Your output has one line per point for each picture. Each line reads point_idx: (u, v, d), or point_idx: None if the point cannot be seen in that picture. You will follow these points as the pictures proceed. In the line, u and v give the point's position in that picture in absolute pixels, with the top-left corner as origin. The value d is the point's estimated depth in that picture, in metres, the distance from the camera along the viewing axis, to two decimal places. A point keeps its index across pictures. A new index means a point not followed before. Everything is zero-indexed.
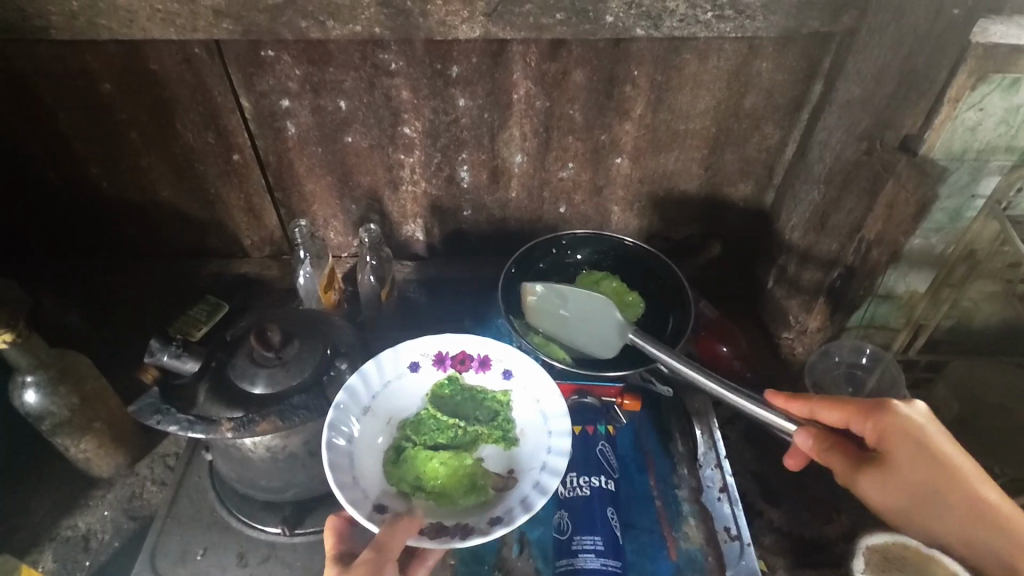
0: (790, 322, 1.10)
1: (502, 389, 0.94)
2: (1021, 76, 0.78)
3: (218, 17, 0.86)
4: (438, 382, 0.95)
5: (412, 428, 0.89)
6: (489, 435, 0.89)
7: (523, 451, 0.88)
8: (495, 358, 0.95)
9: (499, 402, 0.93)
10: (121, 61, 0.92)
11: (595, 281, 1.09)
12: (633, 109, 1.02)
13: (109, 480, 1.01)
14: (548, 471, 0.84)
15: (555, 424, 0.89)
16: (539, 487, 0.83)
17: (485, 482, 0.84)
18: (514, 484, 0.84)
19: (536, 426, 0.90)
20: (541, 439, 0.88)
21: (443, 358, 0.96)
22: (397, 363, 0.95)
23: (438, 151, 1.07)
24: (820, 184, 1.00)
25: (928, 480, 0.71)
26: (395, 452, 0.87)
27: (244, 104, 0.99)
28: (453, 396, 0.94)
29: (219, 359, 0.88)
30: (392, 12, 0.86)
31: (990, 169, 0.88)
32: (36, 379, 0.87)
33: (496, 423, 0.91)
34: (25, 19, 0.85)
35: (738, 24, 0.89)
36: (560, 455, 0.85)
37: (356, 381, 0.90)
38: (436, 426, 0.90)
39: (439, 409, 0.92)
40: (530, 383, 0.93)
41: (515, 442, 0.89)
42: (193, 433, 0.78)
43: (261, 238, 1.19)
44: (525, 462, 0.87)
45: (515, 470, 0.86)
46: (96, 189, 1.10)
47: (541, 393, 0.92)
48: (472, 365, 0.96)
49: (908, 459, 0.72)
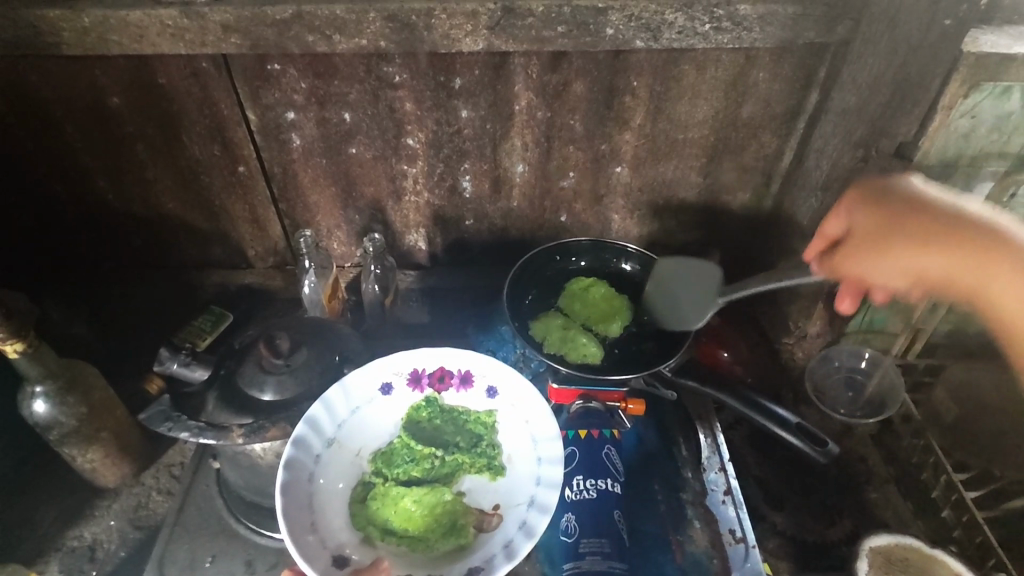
0: (789, 329, 1.14)
1: (486, 409, 0.95)
2: (1014, 83, 0.81)
3: (226, 32, 0.87)
4: (415, 404, 0.95)
5: (384, 461, 0.90)
6: (471, 464, 0.90)
7: (506, 484, 0.88)
8: (478, 374, 0.96)
9: (484, 424, 0.94)
10: (130, 75, 0.94)
11: (584, 287, 1.09)
12: (633, 120, 1.04)
13: (115, 490, 1.01)
14: (537, 508, 0.84)
15: (545, 450, 0.89)
16: (526, 527, 0.83)
17: (465, 521, 0.84)
18: (499, 523, 0.84)
19: (524, 453, 0.90)
20: (530, 466, 0.89)
21: (419, 377, 0.96)
22: (367, 386, 0.94)
23: (441, 162, 1.08)
24: (818, 192, 1.02)
25: (912, 217, 0.78)
26: (363, 490, 0.87)
27: (251, 117, 1.00)
28: (432, 420, 0.94)
29: (229, 367, 0.90)
30: (397, 26, 0.88)
31: (984, 175, 0.91)
32: (45, 390, 0.87)
33: (479, 451, 0.91)
34: (36, 35, 0.87)
35: (735, 35, 0.91)
36: (550, 487, 0.86)
37: (319, 411, 0.88)
38: (409, 458, 0.90)
39: (414, 437, 0.93)
40: (516, 403, 0.94)
41: (501, 472, 0.89)
42: (204, 439, 0.80)
43: (265, 249, 1.21)
44: (509, 497, 0.87)
45: (500, 506, 0.86)
46: (102, 201, 1.11)
47: (531, 415, 0.93)
48: (452, 383, 0.96)
49: (890, 217, 0.79)
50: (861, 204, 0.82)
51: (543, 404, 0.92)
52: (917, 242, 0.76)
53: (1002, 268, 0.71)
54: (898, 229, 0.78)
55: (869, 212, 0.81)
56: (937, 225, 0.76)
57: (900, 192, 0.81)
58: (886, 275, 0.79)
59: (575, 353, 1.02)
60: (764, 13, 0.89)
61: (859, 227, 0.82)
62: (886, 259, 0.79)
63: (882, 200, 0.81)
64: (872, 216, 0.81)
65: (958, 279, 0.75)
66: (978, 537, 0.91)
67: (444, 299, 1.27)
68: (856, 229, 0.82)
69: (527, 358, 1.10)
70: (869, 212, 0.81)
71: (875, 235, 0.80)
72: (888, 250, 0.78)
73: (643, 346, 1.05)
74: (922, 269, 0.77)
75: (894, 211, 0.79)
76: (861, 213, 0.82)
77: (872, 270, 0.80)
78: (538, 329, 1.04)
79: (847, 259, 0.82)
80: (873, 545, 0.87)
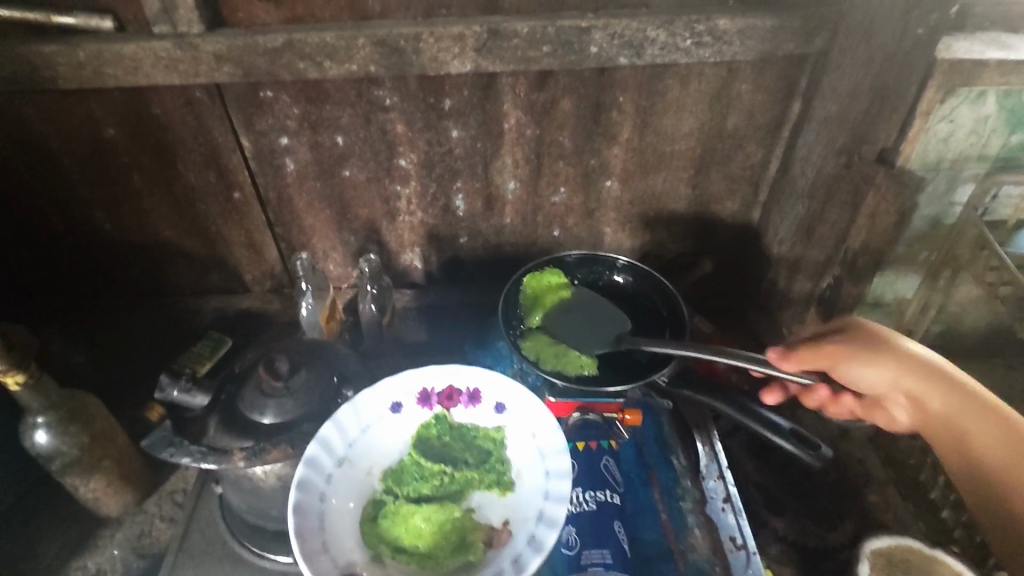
0: (784, 334, 1.15)
1: (496, 425, 0.95)
2: (987, 88, 0.83)
3: (219, 61, 0.89)
4: (424, 422, 0.96)
5: (395, 479, 0.90)
6: (480, 480, 0.90)
7: (515, 499, 0.89)
8: (486, 391, 0.97)
9: (492, 439, 0.94)
10: (126, 107, 0.96)
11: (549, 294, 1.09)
12: (621, 134, 1.06)
13: (117, 519, 1.01)
14: (545, 522, 0.84)
15: (553, 463, 0.89)
16: (534, 541, 0.83)
17: (474, 537, 0.85)
18: (508, 539, 0.84)
19: (533, 466, 0.91)
20: (539, 480, 0.89)
21: (428, 396, 0.97)
22: (377, 405, 0.95)
23: (433, 181, 1.10)
24: (805, 199, 1.04)
25: (901, 350, 0.85)
26: (373, 508, 0.88)
27: (245, 143, 1.02)
28: (441, 437, 0.95)
29: (229, 392, 0.91)
30: (386, 51, 0.90)
31: (966, 177, 0.92)
32: (46, 420, 0.88)
33: (489, 466, 0.92)
34: (33, 71, 0.89)
35: (716, 49, 0.94)
36: (558, 500, 0.86)
37: (329, 430, 0.89)
38: (419, 475, 0.91)
39: (425, 454, 0.93)
40: (526, 417, 0.94)
41: (510, 487, 0.90)
42: (206, 464, 0.81)
43: (262, 272, 1.22)
44: (519, 511, 0.87)
45: (509, 522, 0.86)
46: (100, 232, 1.12)
47: (538, 428, 0.93)
48: (461, 401, 0.97)
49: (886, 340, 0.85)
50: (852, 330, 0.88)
51: (550, 416, 0.93)
52: (905, 369, 0.84)
53: (972, 407, 0.81)
54: (888, 351, 0.85)
55: (866, 332, 0.87)
56: (926, 365, 0.84)
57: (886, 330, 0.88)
58: (870, 375, 0.85)
59: (571, 365, 1.01)
60: (743, 27, 0.91)
61: (872, 341, 0.86)
62: (877, 364, 0.84)
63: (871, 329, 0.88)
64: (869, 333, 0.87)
65: (939, 406, 0.83)
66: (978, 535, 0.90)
67: (440, 316, 1.28)
68: (852, 339, 0.86)
69: (523, 373, 1.10)
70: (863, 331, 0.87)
71: (872, 346, 0.85)
72: (879, 361, 0.85)
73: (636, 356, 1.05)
74: (904, 388, 0.84)
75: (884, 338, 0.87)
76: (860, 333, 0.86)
77: (858, 371, 0.85)
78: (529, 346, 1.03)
79: (839, 353, 0.85)
80: (873, 548, 0.88)
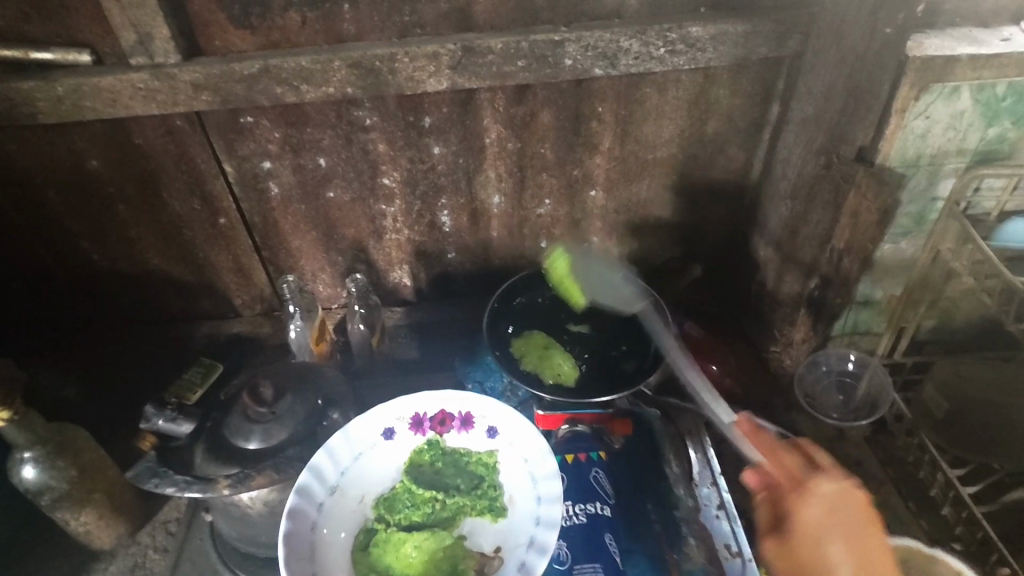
0: (776, 336, 1.15)
1: (488, 449, 0.95)
2: (961, 83, 0.83)
3: (197, 90, 0.90)
4: (417, 448, 0.95)
5: (386, 507, 0.90)
6: (472, 507, 0.90)
7: (508, 525, 0.88)
8: (478, 415, 0.96)
9: (485, 465, 0.93)
10: (107, 138, 0.96)
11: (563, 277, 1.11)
12: (602, 143, 1.06)
13: (111, 551, 1.01)
14: (535, 548, 0.83)
15: (545, 489, 0.88)
16: (524, 568, 0.82)
17: (466, 565, 0.84)
18: (499, 566, 0.84)
19: (525, 490, 0.90)
20: (530, 504, 0.88)
21: (421, 421, 0.96)
22: (369, 431, 0.95)
23: (418, 199, 1.10)
24: (788, 200, 1.04)
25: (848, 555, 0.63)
26: (365, 537, 0.87)
27: (227, 169, 1.02)
28: (433, 463, 0.94)
29: (214, 419, 0.91)
30: (362, 72, 0.91)
31: (946, 172, 0.92)
32: (34, 455, 0.87)
33: (480, 492, 0.91)
34: (12, 107, 0.89)
35: (690, 56, 0.94)
36: (548, 526, 0.85)
37: (321, 459, 0.89)
38: (411, 502, 0.90)
39: (416, 480, 0.93)
40: (517, 440, 0.94)
41: (502, 513, 0.89)
42: (191, 493, 0.81)
43: (251, 296, 1.22)
44: (512, 537, 0.86)
45: (501, 549, 0.85)
46: (87, 263, 1.12)
47: (530, 452, 0.92)
48: (453, 425, 0.96)
49: (808, 539, 0.63)
50: (820, 500, 0.65)
51: (542, 438, 0.92)
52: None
53: None
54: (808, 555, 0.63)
55: (819, 518, 0.64)
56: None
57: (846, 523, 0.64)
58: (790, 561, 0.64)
59: (550, 372, 1.02)
60: (715, 33, 0.92)
61: (800, 518, 0.65)
62: (799, 553, 0.63)
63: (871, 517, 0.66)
64: (823, 513, 0.64)
65: None
66: (979, 532, 0.92)
67: (431, 333, 1.28)
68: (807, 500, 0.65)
69: (514, 387, 1.11)
70: (830, 508, 0.65)
71: (795, 515, 0.65)
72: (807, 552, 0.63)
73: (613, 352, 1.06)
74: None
75: (861, 531, 0.64)
76: (811, 501, 0.65)
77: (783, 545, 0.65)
78: (517, 347, 1.06)
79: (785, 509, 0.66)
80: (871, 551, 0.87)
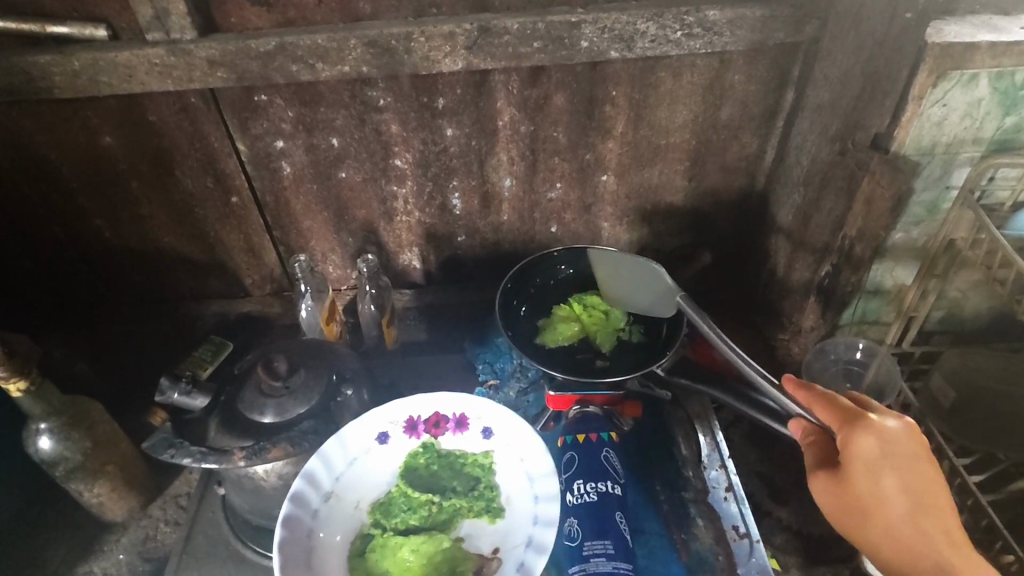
0: (785, 324, 1.16)
1: (483, 451, 0.95)
2: (980, 71, 0.82)
3: (212, 66, 0.90)
4: (412, 452, 0.96)
5: (383, 512, 0.90)
6: (469, 508, 0.91)
7: (504, 527, 0.89)
8: (472, 417, 0.97)
9: (480, 466, 0.94)
10: (121, 114, 0.96)
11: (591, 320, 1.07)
12: (615, 128, 1.06)
13: (123, 523, 1.03)
14: (533, 548, 0.84)
15: (541, 488, 0.90)
16: (523, 568, 0.83)
17: (465, 566, 0.85)
18: (498, 566, 0.85)
19: (522, 491, 0.91)
20: (527, 505, 0.89)
21: (415, 425, 0.97)
22: (363, 437, 0.95)
23: (429, 180, 1.10)
24: (801, 188, 1.04)
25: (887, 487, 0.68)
26: (362, 542, 0.88)
27: (241, 147, 1.02)
28: (429, 466, 0.95)
29: (229, 393, 0.93)
30: (377, 51, 0.91)
31: (961, 161, 0.91)
32: (49, 426, 0.88)
33: (477, 493, 0.92)
34: (28, 80, 0.89)
35: (706, 40, 0.94)
36: (546, 525, 0.86)
37: (315, 465, 0.91)
38: (407, 505, 0.91)
39: (413, 484, 0.93)
40: (513, 440, 0.95)
41: (499, 514, 0.90)
42: (207, 464, 0.82)
43: (262, 276, 1.22)
44: (509, 539, 0.87)
45: (499, 549, 0.86)
46: (100, 240, 1.13)
47: (525, 452, 0.93)
48: (447, 428, 0.97)
49: (860, 469, 0.69)
50: (878, 433, 0.68)
51: (536, 441, 0.93)
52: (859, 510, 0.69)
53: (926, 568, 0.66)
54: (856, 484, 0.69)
55: (863, 455, 0.68)
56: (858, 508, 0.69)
57: (898, 456, 0.68)
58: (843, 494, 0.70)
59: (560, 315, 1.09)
60: (733, 17, 0.92)
61: (854, 448, 0.69)
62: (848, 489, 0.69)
63: (930, 460, 0.69)
64: (869, 449, 0.68)
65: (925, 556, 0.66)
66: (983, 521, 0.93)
67: (440, 316, 1.29)
68: (855, 436, 0.69)
69: (523, 368, 1.13)
70: (887, 440, 0.68)
71: (852, 447, 0.69)
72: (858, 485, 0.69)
73: (589, 358, 1.04)
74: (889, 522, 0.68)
75: (916, 465, 0.68)
76: (870, 432, 0.68)
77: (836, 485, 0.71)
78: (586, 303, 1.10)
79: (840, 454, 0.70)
80: None
